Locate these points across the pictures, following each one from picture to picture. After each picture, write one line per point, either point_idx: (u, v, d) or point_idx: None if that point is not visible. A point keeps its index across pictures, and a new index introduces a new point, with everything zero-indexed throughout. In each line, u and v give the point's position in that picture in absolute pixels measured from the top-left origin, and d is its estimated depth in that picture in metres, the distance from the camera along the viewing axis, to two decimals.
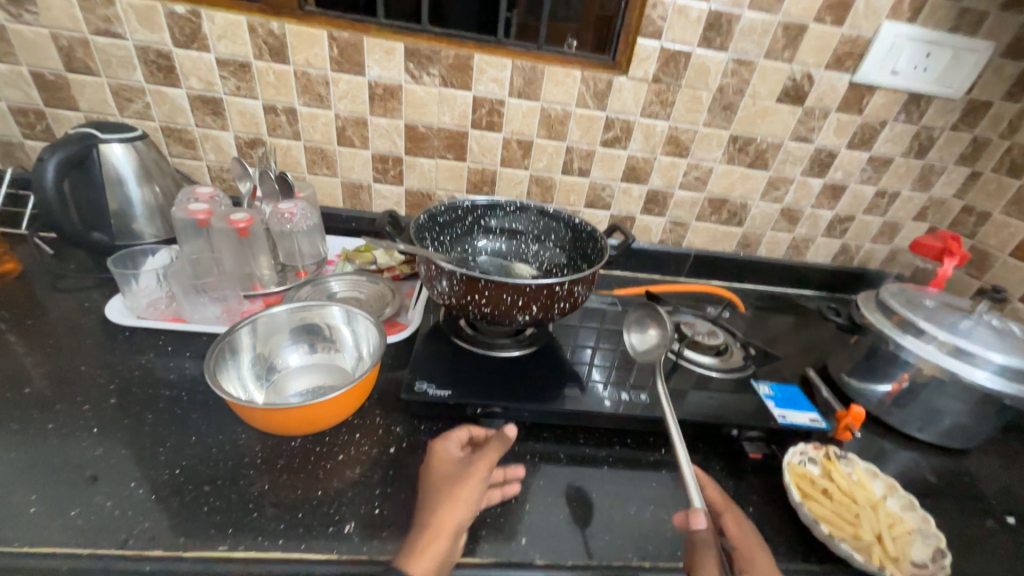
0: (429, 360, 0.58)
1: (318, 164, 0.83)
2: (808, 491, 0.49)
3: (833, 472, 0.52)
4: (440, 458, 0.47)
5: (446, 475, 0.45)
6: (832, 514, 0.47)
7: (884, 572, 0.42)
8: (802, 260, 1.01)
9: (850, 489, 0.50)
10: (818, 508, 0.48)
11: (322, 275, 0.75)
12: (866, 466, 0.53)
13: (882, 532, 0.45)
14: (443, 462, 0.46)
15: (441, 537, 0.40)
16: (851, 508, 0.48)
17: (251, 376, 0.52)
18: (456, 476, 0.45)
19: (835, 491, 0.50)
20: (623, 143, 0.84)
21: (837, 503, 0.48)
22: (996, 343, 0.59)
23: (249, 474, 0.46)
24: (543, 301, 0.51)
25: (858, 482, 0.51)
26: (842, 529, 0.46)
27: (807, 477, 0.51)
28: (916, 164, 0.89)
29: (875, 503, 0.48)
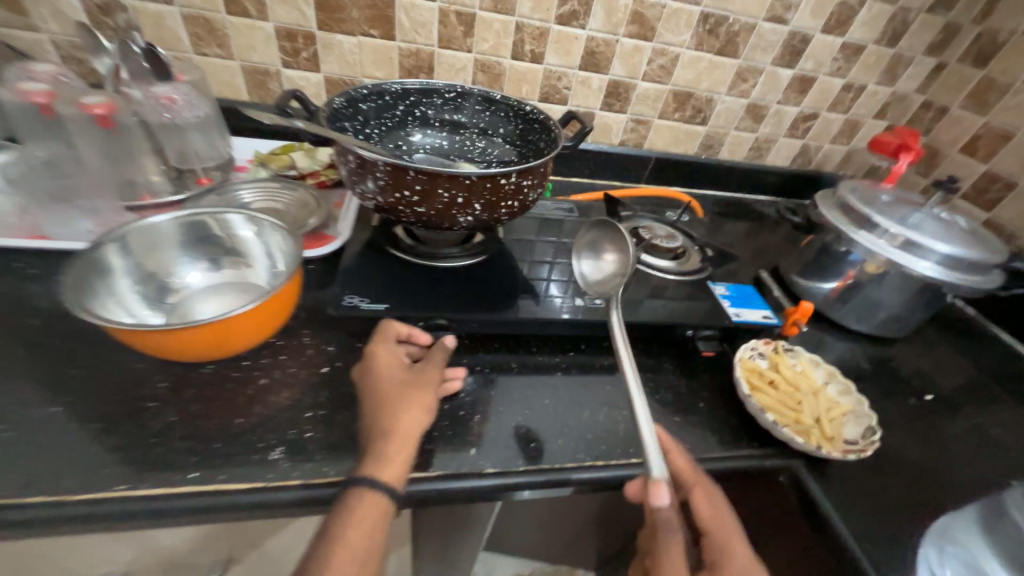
0: (363, 272, 0.51)
1: (206, 40, 0.66)
2: (756, 382, 0.50)
3: (781, 365, 0.52)
4: (383, 364, 0.42)
5: (394, 382, 0.41)
6: (778, 402, 0.48)
7: (820, 452, 0.44)
8: (762, 163, 0.98)
9: (794, 378, 0.50)
10: (766, 399, 0.48)
11: (230, 182, 0.62)
12: (811, 357, 0.54)
13: (821, 416, 0.47)
14: (388, 366, 0.42)
15: (408, 443, 0.38)
16: (795, 396, 0.49)
17: (138, 297, 0.43)
18: (408, 383, 0.41)
19: (782, 381, 0.50)
20: (581, 20, 0.72)
21: (782, 392, 0.49)
22: (942, 234, 0.59)
23: (152, 407, 0.40)
24: (488, 197, 0.44)
25: (804, 373, 0.52)
26: (786, 415, 0.47)
27: (757, 370, 0.51)
28: (886, 53, 0.83)
29: (816, 390, 0.50)
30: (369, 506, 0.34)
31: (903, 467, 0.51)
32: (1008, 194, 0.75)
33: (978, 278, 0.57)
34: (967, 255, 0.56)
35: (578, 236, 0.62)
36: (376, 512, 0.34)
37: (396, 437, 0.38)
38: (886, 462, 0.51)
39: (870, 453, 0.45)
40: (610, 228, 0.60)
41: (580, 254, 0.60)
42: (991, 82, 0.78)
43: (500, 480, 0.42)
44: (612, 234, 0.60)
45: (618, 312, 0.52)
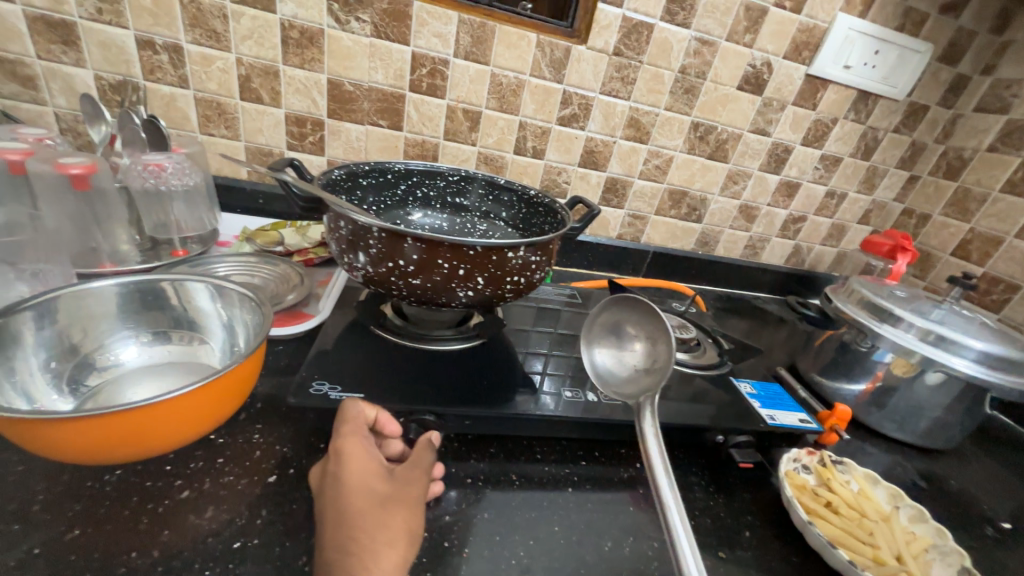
0: (338, 356, 0.43)
1: (215, 122, 0.67)
2: (813, 504, 0.41)
3: (833, 480, 0.44)
4: (355, 472, 0.32)
5: (368, 501, 0.31)
6: (845, 532, 0.38)
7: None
8: (757, 260, 0.99)
9: (856, 501, 0.41)
10: (831, 527, 0.39)
11: (207, 255, 0.58)
12: (864, 471, 0.46)
13: (902, 552, 0.37)
14: (361, 476, 0.32)
15: None
16: (860, 523, 0.40)
17: (46, 379, 0.35)
18: (387, 502, 0.31)
19: (839, 503, 0.41)
20: (581, 122, 0.76)
21: (843, 518, 0.40)
22: (976, 332, 0.54)
23: (15, 531, 0.29)
24: (491, 271, 0.39)
25: (861, 492, 0.43)
26: (859, 551, 0.37)
27: (807, 488, 0.43)
28: (862, 165, 0.89)
29: (886, 517, 0.41)
30: None
31: None
32: (1013, 296, 0.74)
33: None
34: (1007, 354, 0.52)
35: (595, 318, 0.54)
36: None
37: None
38: None
39: None
40: (631, 305, 0.51)
41: (598, 342, 0.52)
42: (968, 192, 0.82)
43: None
44: (638, 316, 0.51)
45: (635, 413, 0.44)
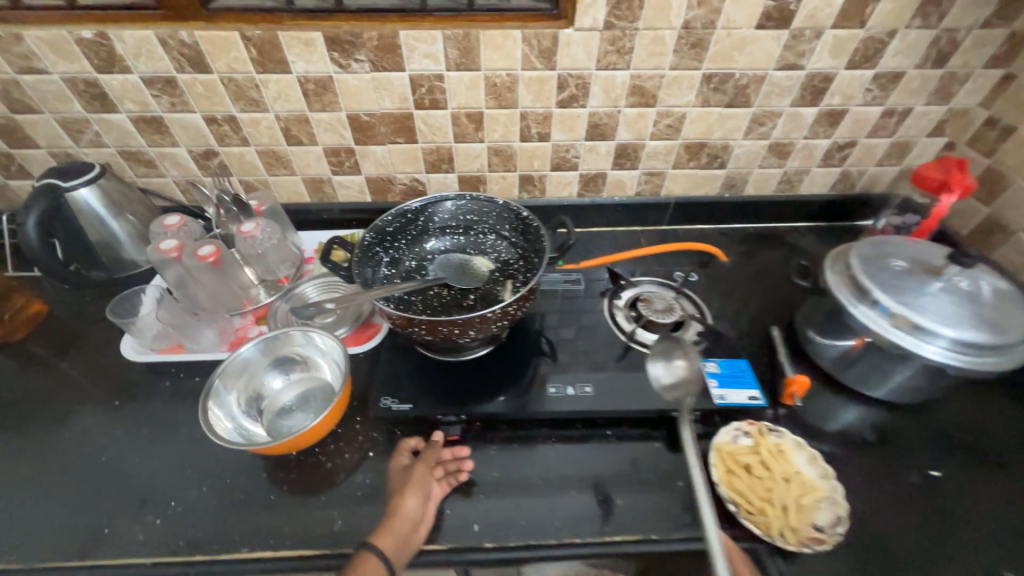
0: (393, 371, 0.65)
1: (276, 166, 0.83)
2: (731, 465, 0.56)
3: (764, 447, 0.57)
4: (395, 468, 0.58)
5: (400, 478, 0.57)
6: (745, 488, 0.54)
7: (773, 541, 0.50)
8: (795, 193, 0.94)
9: (771, 463, 0.56)
10: (736, 483, 0.55)
11: (299, 281, 0.80)
12: (795, 438, 0.59)
13: (787, 504, 0.52)
14: (398, 468, 0.58)
15: (396, 523, 0.52)
16: (767, 480, 0.54)
17: (243, 411, 0.61)
18: (404, 478, 0.56)
19: (757, 465, 0.56)
20: (581, 101, 0.76)
21: (754, 477, 0.55)
22: (956, 312, 0.57)
23: (260, 486, 0.58)
24: (478, 325, 0.56)
25: (784, 455, 0.57)
26: (750, 502, 0.53)
27: (735, 452, 0.57)
28: (934, 74, 0.75)
29: (791, 475, 0.55)
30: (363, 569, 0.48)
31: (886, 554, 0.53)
32: None
33: (992, 359, 0.55)
34: (975, 339, 0.55)
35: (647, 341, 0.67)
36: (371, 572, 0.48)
37: (394, 518, 0.52)
38: (869, 550, 0.53)
39: (828, 546, 0.50)
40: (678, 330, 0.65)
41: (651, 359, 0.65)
42: None
43: (495, 553, 0.54)
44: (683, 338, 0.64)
45: (601, 402, 0.61)
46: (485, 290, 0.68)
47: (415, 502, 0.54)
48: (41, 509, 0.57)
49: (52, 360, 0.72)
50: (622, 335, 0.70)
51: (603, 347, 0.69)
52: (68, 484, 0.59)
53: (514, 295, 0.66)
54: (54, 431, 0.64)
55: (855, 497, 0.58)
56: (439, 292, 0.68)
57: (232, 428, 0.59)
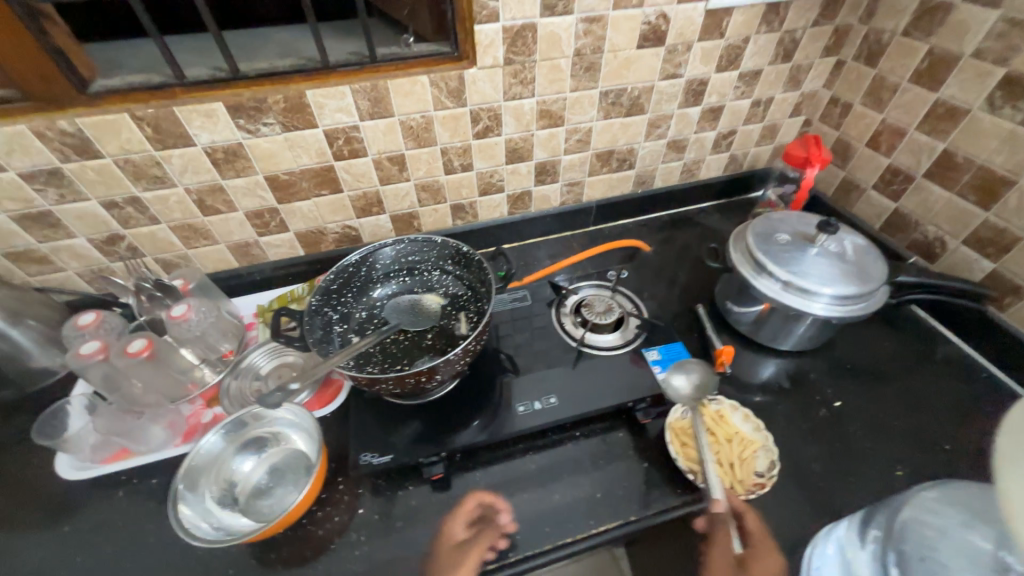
0: (366, 426, 0.66)
1: (194, 238, 0.79)
2: (684, 438, 0.65)
3: (708, 416, 0.67)
4: (448, 539, 0.56)
5: (451, 554, 0.54)
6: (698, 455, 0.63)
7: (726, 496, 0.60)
8: (696, 179, 1.06)
9: (714, 428, 0.65)
10: (689, 453, 0.64)
11: (245, 352, 0.77)
12: (730, 402, 0.69)
13: (732, 461, 0.62)
14: (449, 541, 0.56)
15: None
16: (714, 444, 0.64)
17: (216, 502, 0.59)
18: (463, 553, 0.54)
19: (704, 433, 0.65)
20: (496, 131, 0.81)
21: (704, 443, 0.64)
22: (832, 271, 0.69)
23: (253, 573, 0.57)
24: (440, 370, 0.59)
25: (724, 418, 0.67)
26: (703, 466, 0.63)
27: (685, 426, 0.66)
28: (785, 67, 0.89)
29: (731, 435, 0.65)
30: None
31: (814, 481, 0.64)
32: (910, 186, 0.83)
33: (860, 305, 0.68)
34: (847, 292, 0.67)
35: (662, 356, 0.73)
36: None
37: None
38: (801, 482, 0.64)
39: (769, 487, 0.60)
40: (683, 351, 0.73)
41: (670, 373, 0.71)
42: (883, 81, 0.83)
43: None
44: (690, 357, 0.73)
45: (566, 409, 0.67)
46: (441, 326, 0.70)
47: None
48: None
49: None
50: (573, 341, 0.76)
51: (558, 357, 0.75)
52: None
53: (470, 327, 0.68)
54: None
55: (783, 439, 0.68)
56: (396, 338, 0.69)
57: (204, 522, 0.56)
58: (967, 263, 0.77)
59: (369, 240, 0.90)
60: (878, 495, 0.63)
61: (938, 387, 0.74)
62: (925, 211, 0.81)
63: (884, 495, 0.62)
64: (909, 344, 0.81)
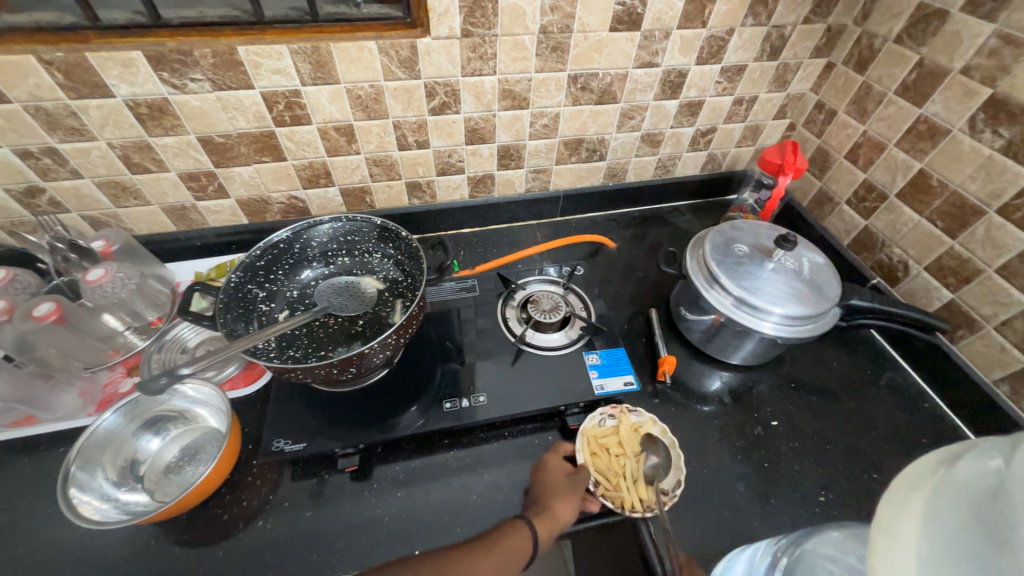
0: (285, 412, 0.64)
1: (122, 197, 0.74)
2: (595, 448, 0.62)
3: (625, 426, 0.64)
4: (557, 466, 0.60)
5: (565, 480, 0.58)
6: (606, 467, 0.61)
7: (623, 513, 0.57)
8: (671, 176, 1.01)
9: (627, 440, 0.63)
10: (597, 464, 0.61)
11: (173, 320, 0.74)
12: (652, 416, 0.67)
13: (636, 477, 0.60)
14: (559, 471, 0.60)
15: (547, 521, 0.53)
16: (623, 457, 0.61)
17: (118, 482, 0.57)
18: (574, 482, 0.58)
19: (616, 445, 0.62)
20: (453, 108, 0.75)
21: (614, 455, 0.62)
22: (784, 289, 0.66)
23: (149, 550, 0.56)
24: (356, 363, 0.56)
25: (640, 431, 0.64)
26: (608, 479, 0.60)
27: (599, 434, 0.64)
28: (771, 66, 0.83)
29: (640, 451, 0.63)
30: (501, 545, 0.50)
31: (734, 500, 0.63)
32: (881, 204, 0.79)
33: (809, 326, 0.66)
34: (797, 313, 0.64)
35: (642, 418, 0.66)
36: (520, 547, 0.50)
37: (550, 517, 0.54)
38: (722, 501, 0.63)
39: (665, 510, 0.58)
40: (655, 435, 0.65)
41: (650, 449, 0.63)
42: (869, 89, 0.78)
43: None
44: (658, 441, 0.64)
45: (493, 409, 0.65)
46: (374, 313, 0.67)
47: (573, 512, 0.55)
48: None
49: None
50: (513, 338, 0.74)
51: (496, 353, 0.72)
52: None
53: (403, 316, 0.65)
54: None
55: (711, 455, 0.67)
56: (325, 321, 0.66)
57: (101, 502, 0.54)
58: (927, 290, 0.75)
59: (318, 212, 0.86)
60: (797, 518, 0.62)
61: (879, 412, 0.73)
62: (893, 232, 0.78)
63: (802, 520, 0.61)
64: (859, 366, 0.79)
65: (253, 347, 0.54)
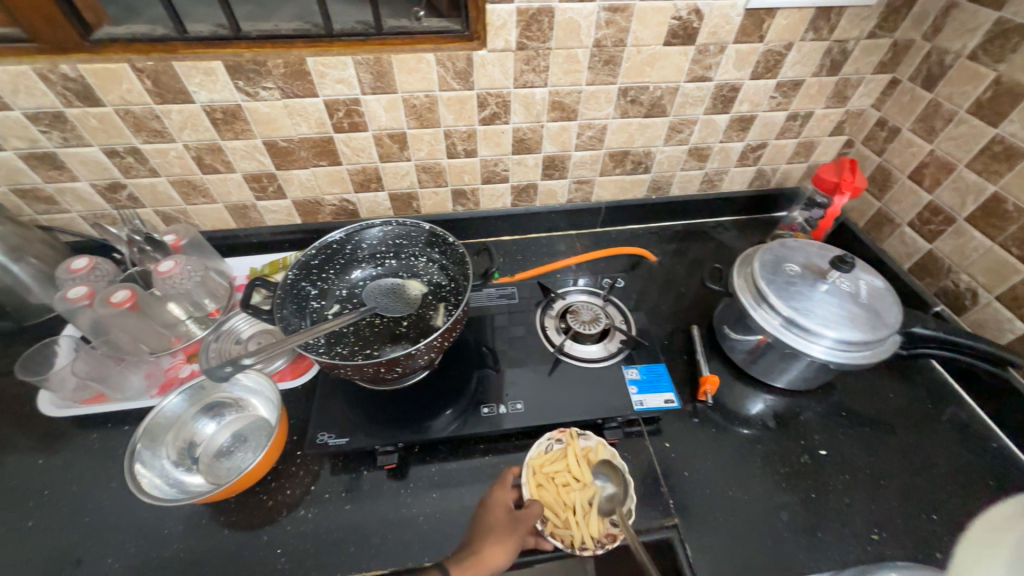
0: (329, 408, 0.67)
1: (192, 195, 0.79)
2: (541, 479, 0.61)
3: (572, 451, 0.63)
4: (499, 502, 0.57)
5: (504, 518, 0.55)
6: (552, 501, 0.59)
7: (574, 552, 0.56)
8: (717, 191, 0.99)
9: (574, 468, 0.61)
10: (544, 496, 0.59)
11: (230, 312, 0.78)
12: (604, 439, 0.65)
13: (585, 509, 0.58)
14: (500, 508, 0.57)
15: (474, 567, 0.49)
16: (571, 488, 0.60)
17: (176, 463, 0.61)
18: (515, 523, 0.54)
19: (562, 475, 0.61)
20: (503, 118, 0.77)
21: (561, 486, 0.60)
22: (838, 312, 0.63)
23: (201, 529, 0.59)
24: (403, 363, 0.58)
25: (589, 457, 0.63)
26: (556, 514, 0.58)
27: (544, 463, 0.62)
28: (830, 81, 0.81)
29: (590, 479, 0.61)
30: None
31: (778, 531, 0.60)
32: (948, 228, 0.75)
33: (865, 352, 0.63)
34: (852, 338, 0.62)
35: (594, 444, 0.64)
36: None
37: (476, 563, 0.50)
38: (764, 530, 0.60)
39: (619, 541, 0.56)
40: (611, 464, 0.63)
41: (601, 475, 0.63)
42: (938, 107, 0.74)
43: None
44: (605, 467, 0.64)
45: (531, 417, 0.66)
46: (418, 315, 0.69)
47: (506, 556, 0.51)
48: None
49: None
50: (552, 348, 0.74)
51: (535, 362, 0.72)
52: None
53: (446, 320, 0.67)
54: None
55: (753, 481, 0.65)
56: (371, 320, 0.68)
57: (160, 481, 0.58)
58: (998, 321, 0.70)
59: (367, 215, 0.89)
60: (848, 556, 0.59)
61: (940, 449, 0.69)
62: (961, 258, 0.74)
63: (853, 558, 0.58)
64: (918, 399, 0.75)
65: (306, 342, 0.57)
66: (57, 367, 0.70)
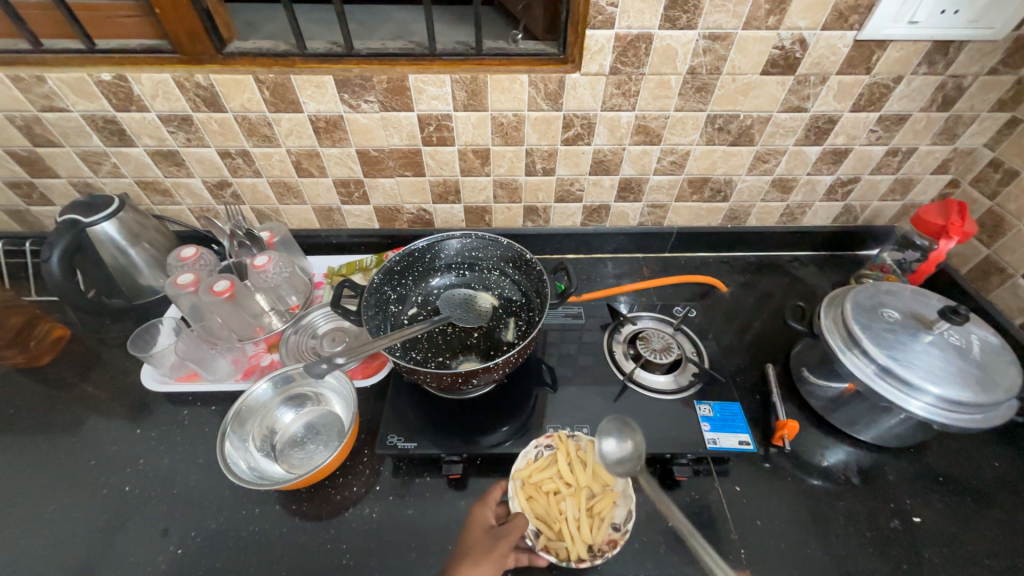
0: (398, 412, 0.68)
1: (286, 195, 0.85)
2: (530, 491, 0.59)
3: (561, 454, 0.62)
4: (480, 521, 0.56)
5: (483, 537, 0.53)
6: (544, 512, 0.58)
7: (569, 565, 0.55)
8: (797, 225, 0.95)
9: (563, 472, 0.60)
10: (534, 509, 0.58)
11: (309, 308, 0.83)
12: (590, 437, 0.64)
13: (580, 518, 0.57)
14: (479, 526, 0.55)
15: None
16: (561, 495, 0.59)
17: (257, 447, 0.64)
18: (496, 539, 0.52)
19: (550, 482, 0.60)
20: (586, 139, 0.77)
21: (549, 495, 0.59)
22: (945, 368, 0.58)
23: (274, 515, 0.62)
24: (479, 376, 0.59)
25: (577, 459, 0.62)
26: (548, 527, 0.57)
27: (531, 473, 0.61)
28: (939, 117, 0.75)
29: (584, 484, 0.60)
30: None
31: None
32: None
33: (973, 416, 0.57)
34: (961, 397, 0.56)
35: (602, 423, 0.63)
36: None
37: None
38: None
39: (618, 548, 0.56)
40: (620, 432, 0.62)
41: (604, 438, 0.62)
42: None
43: None
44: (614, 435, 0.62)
45: None
46: (489, 328, 0.70)
47: None
48: (66, 533, 0.60)
49: (76, 384, 0.76)
50: (621, 374, 0.72)
51: (602, 387, 0.71)
52: (90, 510, 0.62)
53: (518, 337, 0.68)
54: (78, 458, 0.67)
55: (834, 541, 0.60)
56: (444, 329, 0.70)
57: (244, 463, 0.61)
58: None
59: (440, 225, 0.92)
60: None
61: None
62: None
63: None
64: None
65: (389, 346, 0.59)
66: (159, 346, 0.77)
